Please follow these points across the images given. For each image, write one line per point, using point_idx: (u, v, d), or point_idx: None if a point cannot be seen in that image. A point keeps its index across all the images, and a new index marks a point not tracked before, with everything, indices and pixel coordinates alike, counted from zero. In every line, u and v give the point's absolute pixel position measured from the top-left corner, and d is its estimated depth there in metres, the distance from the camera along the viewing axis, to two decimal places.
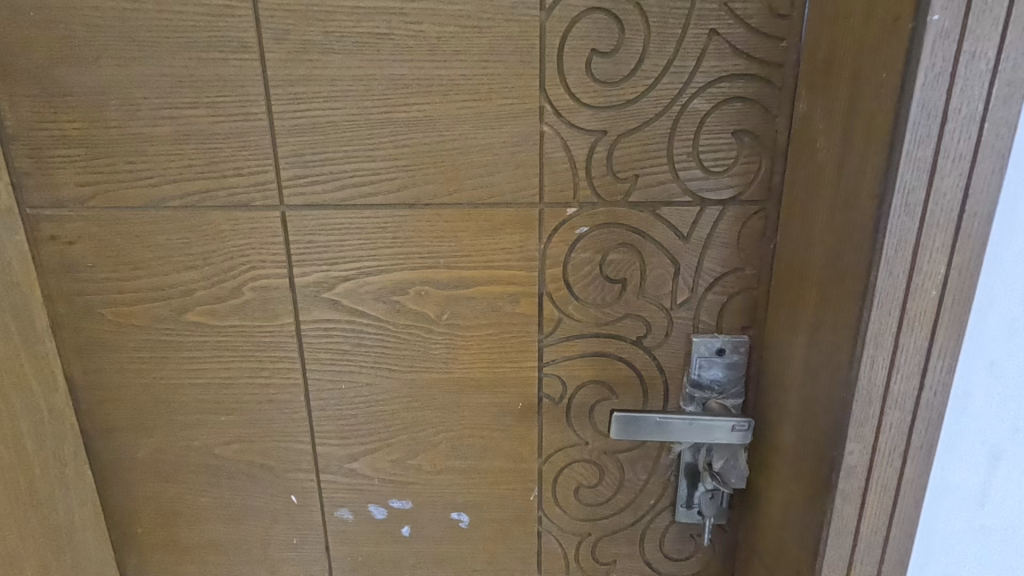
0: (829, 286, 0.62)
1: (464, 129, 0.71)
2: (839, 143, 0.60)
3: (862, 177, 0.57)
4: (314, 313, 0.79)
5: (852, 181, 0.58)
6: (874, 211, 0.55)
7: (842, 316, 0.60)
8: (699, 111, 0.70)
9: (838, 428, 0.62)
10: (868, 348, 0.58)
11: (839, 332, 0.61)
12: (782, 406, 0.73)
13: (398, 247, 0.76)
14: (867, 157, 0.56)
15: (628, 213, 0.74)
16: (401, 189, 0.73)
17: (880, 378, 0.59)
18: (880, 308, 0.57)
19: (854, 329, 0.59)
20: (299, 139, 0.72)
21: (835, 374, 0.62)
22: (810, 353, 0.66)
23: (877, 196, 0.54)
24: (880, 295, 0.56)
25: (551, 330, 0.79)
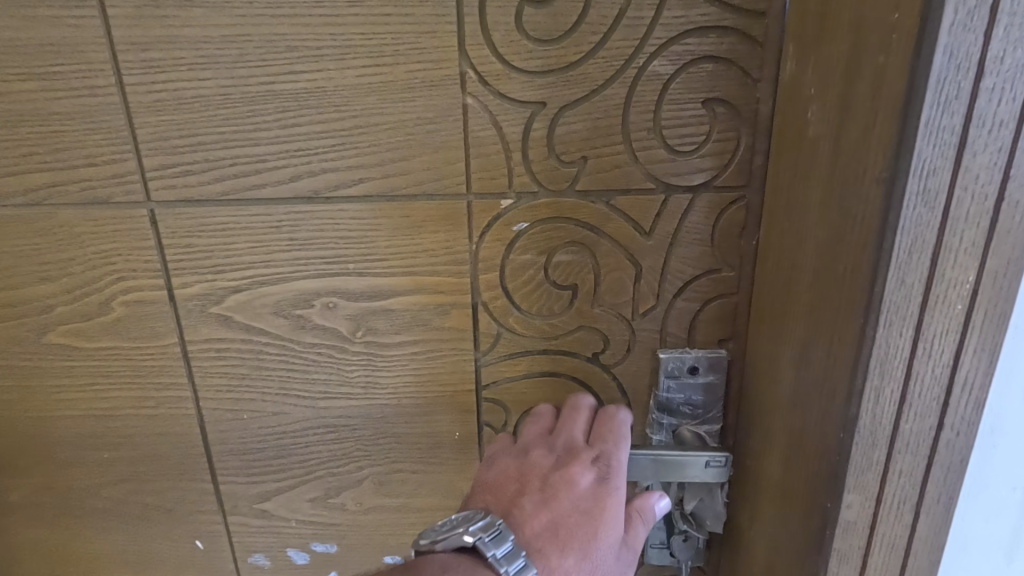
0: (821, 298, 0.49)
1: (367, 103, 0.57)
2: (835, 111, 0.46)
3: (865, 155, 0.43)
4: (203, 331, 0.65)
5: (853, 161, 0.44)
6: (881, 202, 0.41)
7: (838, 335, 0.47)
8: (659, 75, 0.56)
9: (833, 477, 0.49)
10: (871, 380, 0.45)
11: (833, 355, 0.48)
12: (766, 437, 0.60)
13: (297, 250, 0.62)
14: (871, 130, 0.42)
15: (577, 205, 0.60)
16: (294, 180, 0.59)
17: (886, 415, 0.46)
18: (887, 329, 0.43)
19: (853, 353, 0.45)
20: (161, 119, 0.57)
21: (830, 407, 0.49)
22: (798, 377, 0.53)
23: (886, 179, 0.41)
24: (888, 311, 0.43)
25: (489, 347, 0.66)
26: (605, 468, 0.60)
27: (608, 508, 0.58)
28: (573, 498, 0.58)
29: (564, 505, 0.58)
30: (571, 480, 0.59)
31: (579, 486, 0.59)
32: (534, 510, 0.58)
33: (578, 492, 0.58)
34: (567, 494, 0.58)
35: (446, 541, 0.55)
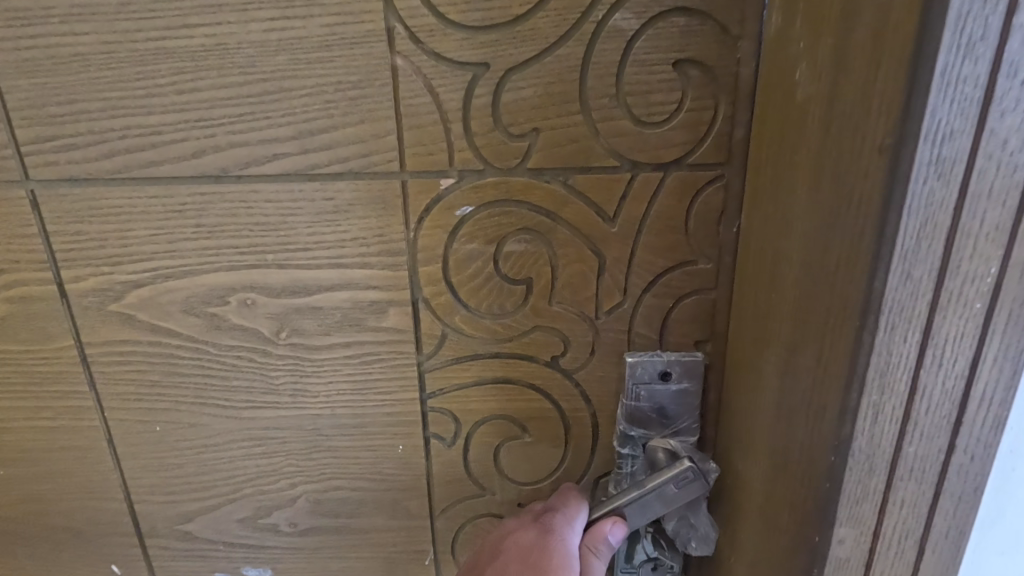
0: (809, 296, 0.41)
1: (277, 63, 0.48)
2: (829, 67, 0.38)
3: (864, 118, 0.34)
4: (102, 333, 0.56)
5: (850, 127, 0.36)
6: (883, 175, 0.33)
7: (829, 340, 0.39)
8: (623, 32, 0.47)
9: (821, 508, 0.41)
10: (868, 394, 0.37)
11: (824, 363, 0.39)
12: (748, 454, 0.52)
13: (206, 238, 0.53)
14: (872, 87, 0.33)
15: (529, 185, 0.52)
16: (197, 156, 0.50)
17: (886, 436, 0.38)
18: (889, 334, 0.35)
19: (847, 363, 0.37)
20: (33, 81, 0.48)
21: (819, 425, 0.41)
22: (782, 389, 0.45)
23: (889, 147, 0.32)
24: (891, 311, 0.35)
25: (434, 349, 0.58)
26: (548, 524, 0.56)
27: (555, 554, 0.54)
28: (520, 556, 0.55)
29: (514, 566, 0.55)
30: (516, 540, 0.57)
31: (525, 543, 0.56)
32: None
33: (525, 551, 0.55)
34: (516, 559, 0.55)
35: None
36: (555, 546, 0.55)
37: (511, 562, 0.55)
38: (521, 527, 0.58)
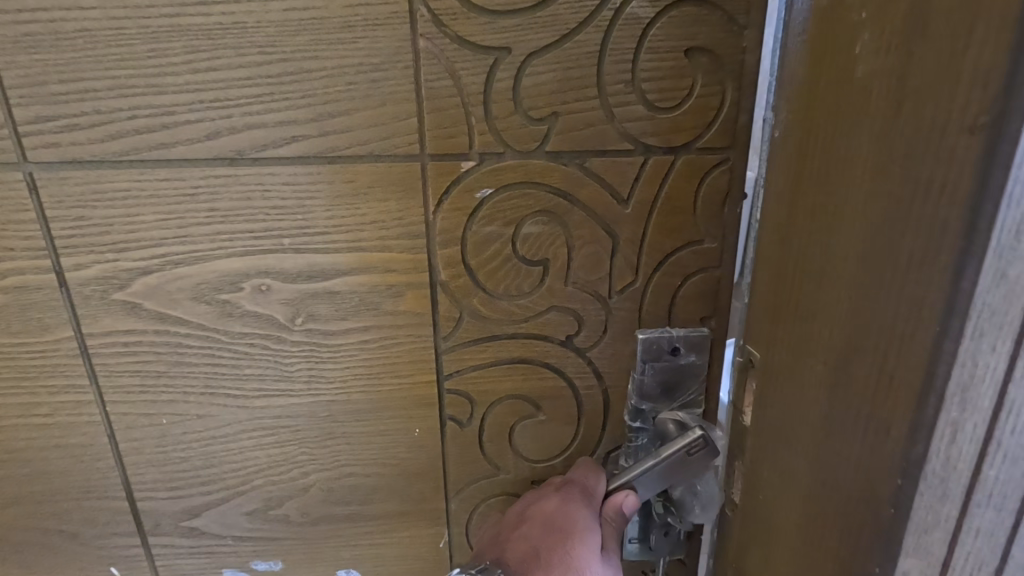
0: (883, 303, 0.31)
1: (298, 43, 0.48)
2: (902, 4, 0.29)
3: (951, 75, 0.27)
4: (104, 323, 0.54)
5: (930, 87, 0.28)
6: (978, 152, 0.26)
7: (899, 361, 0.30)
8: (639, 20, 0.49)
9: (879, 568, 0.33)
10: (947, 409, 0.29)
11: (891, 392, 0.31)
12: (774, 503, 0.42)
13: (219, 223, 0.52)
14: (962, 35, 0.26)
15: (547, 168, 0.53)
16: (212, 138, 0.49)
17: (975, 479, 0.30)
18: (983, 351, 0.27)
19: (923, 391, 0.29)
20: (33, 58, 0.46)
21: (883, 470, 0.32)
22: (849, 420, 0.34)
23: (997, 109, 0.25)
24: (985, 322, 0.27)
25: (450, 332, 0.58)
26: (570, 490, 0.59)
27: (578, 516, 0.57)
28: (544, 520, 0.57)
29: (538, 529, 0.57)
30: (540, 506, 0.59)
31: (548, 508, 0.58)
32: (514, 549, 0.56)
33: (549, 515, 0.57)
34: (540, 523, 0.57)
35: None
36: (578, 509, 0.57)
37: (536, 526, 0.57)
38: (543, 496, 0.60)
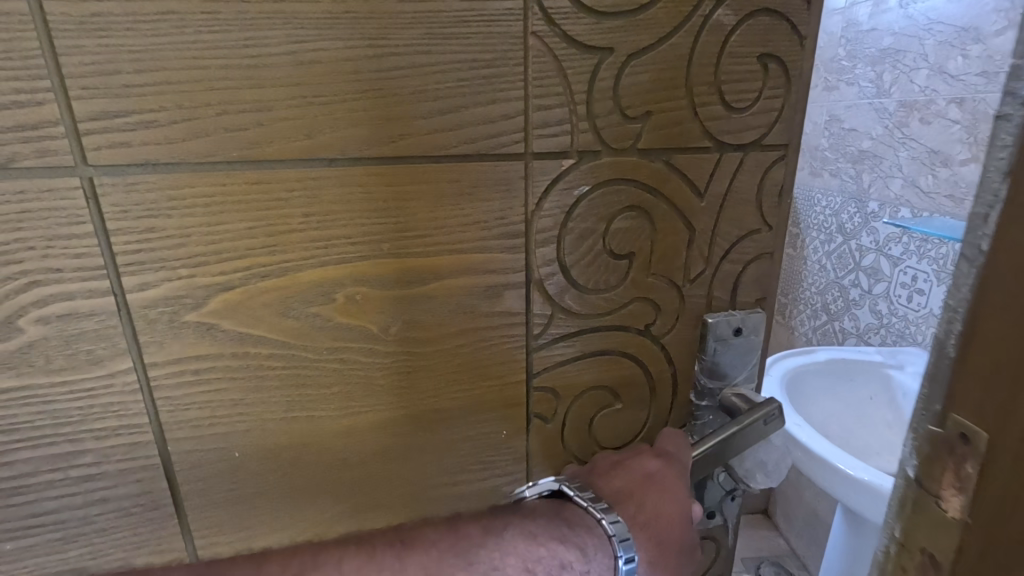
0: None
1: (412, 36, 0.45)
2: None
3: None
4: (172, 349, 0.47)
5: None
6: None
7: None
8: (723, 26, 0.53)
9: None
10: None
11: None
12: None
13: (314, 229, 0.48)
14: None
15: (638, 165, 0.56)
16: (312, 137, 0.45)
17: None
18: None
19: None
20: (102, 42, 0.39)
21: None
22: None
23: None
24: None
25: (542, 329, 0.59)
26: (671, 456, 0.62)
27: (675, 482, 0.60)
28: (643, 475, 0.61)
29: (635, 482, 0.60)
30: (640, 462, 0.62)
31: (648, 466, 0.61)
32: (606, 485, 0.60)
33: (648, 471, 0.61)
34: (638, 478, 0.61)
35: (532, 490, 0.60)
36: (676, 474, 0.61)
37: (634, 477, 0.61)
38: (642, 455, 0.63)
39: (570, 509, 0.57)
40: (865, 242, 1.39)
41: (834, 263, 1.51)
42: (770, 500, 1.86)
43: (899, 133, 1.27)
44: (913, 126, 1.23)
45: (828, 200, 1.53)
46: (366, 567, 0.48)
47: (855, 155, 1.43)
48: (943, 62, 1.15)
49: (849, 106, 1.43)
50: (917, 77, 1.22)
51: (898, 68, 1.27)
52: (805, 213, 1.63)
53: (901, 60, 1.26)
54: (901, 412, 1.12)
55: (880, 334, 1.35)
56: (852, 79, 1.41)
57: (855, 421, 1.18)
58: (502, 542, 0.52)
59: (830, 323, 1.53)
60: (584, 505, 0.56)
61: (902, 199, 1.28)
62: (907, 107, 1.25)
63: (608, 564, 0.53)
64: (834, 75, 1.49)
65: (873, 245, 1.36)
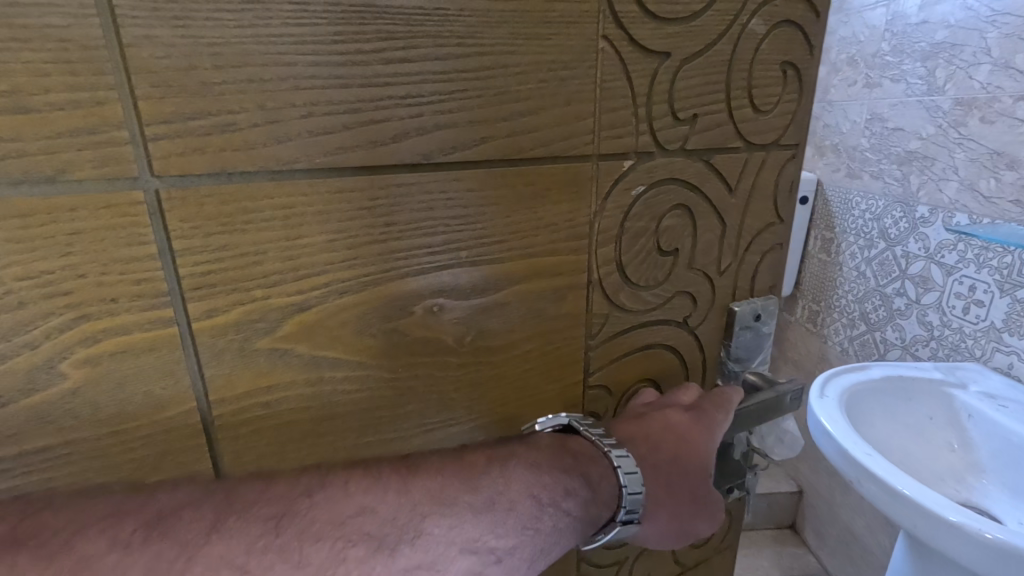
0: None
1: (497, 35, 0.44)
2: None
3: None
4: (242, 380, 0.42)
5: None
6: None
7: None
8: (756, 35, 0.58)
9: None
10: None
11: None
12: None
13: (395, 240, 0.44)
14: None
15: (685, 164, 0.58)
16: (399, 140, 0.42)
17: None
18: None
19: None
20: (178, 32, 0.33)
21: None
22: None
23: None
24: None
25: (599, 328, 0.59)
26: (697, 416, 0.60)
27: (693, 439, 0.58)
28: (664, 427, 0.59)
29: (655, 432, 0.58)
30: (665, 415, 0.60)
31: (672, 421, 0.59)
32: (626, 430, 0.58)
33: (670, 424, 0.59)
34: (659, 429, 0.59)
35: (549, 422, 0.57)
36: (696, 433, 0.59)
37: (655, 427, 0.59)
38: (669, 409, 0.61)
39: (577, 442, 0.54)
40: (913, 250, 1.27)
41: (874, 271, 1.40)
42: (797, 513, 1.78)
43: (955, 134, 1.13)
44: (971, 125, 1.09)
45: (868, 203, 1.40)
46: (374, 490, 0.41)
47: (901, 156, 1.27)
48: (1012, 56, 1.01)
49: (895, 104, 1.28)
50: (977, 73, 1.08)
51: (953, 63, 1.13)
52: (840, 217, 1.50)
53: (958, 55, 1.12)
54: (965, 433, 0.95)
55: (931, 348, 1.24)
56: (899, 75, 1.27)
57: (914, 441, 0.98)
58: (506, 470, 0.46)
59: (870, 333, 1.42)
60: (593, 439, 0.54)
61: (958, 204, 1.14)
62: (964, 105, 1.10)
63: (612, 494, 0.52)
64: (876, 72, 1.34)
65: (922, 252, 1.25)
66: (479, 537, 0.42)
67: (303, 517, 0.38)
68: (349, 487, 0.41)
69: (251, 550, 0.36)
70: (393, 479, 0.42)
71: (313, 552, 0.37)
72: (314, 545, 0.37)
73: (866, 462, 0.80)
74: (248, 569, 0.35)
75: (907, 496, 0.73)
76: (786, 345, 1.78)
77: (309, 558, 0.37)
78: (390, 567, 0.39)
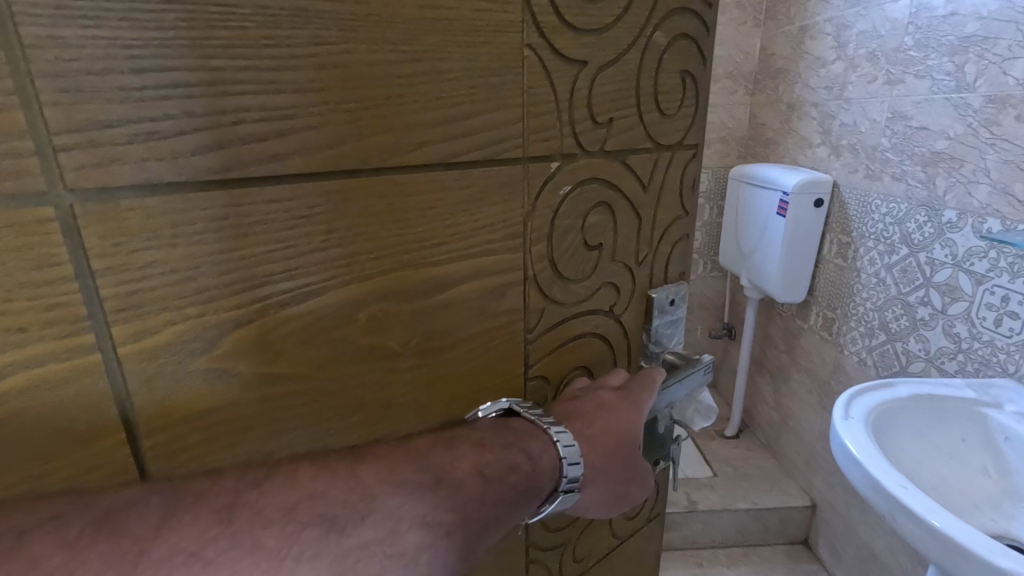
0: None
1: (429, 43, 0.45)
2: None
3: None
4: (176, 405, 0.39)
5: None
6: None
7: None
8: (659, 46, 0.63)
9: None
10: None
11: None
12: None
13: (338, 247, 0.44)
14: None
15: (605, 164, 0.63)
16: (338, 146, 0.42)
17: None
18: None
19: None
20: (88, 34, 0.31)
21: None
22: None
23: None
24: None
25: (537, 323, 0.63)
26: (626, 391, 0.66)
27: (624, 412, 0.64)
28: (599, 403, 0.64)
29: (592, 409, 0.63)
30: (599, 393, 0.65)
31: (605, 397, 0.65)
32: (566, 409, 0.63)
33: (603, 400, 0.64)
34: (595, 406, 0.63)
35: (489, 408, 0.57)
36: (626, 406, 0.65)
37: (590, 403, 0.63)
38: (602, 387, 0.66)
39: (517, 422, 0.56)
40: (939, 256, 1.33)
41: (896, 277, 1.47)
42: (809, 528, 1.88)
43: (987, 134, 1.18)
44: (1006, 124, 1.14)
45: (889, 207, 1.47)
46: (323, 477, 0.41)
47: (927, 157, 1.33)
48: None
49: (920, 102, 1.34)
50: (1012, 69, 1.12)
51: (985, 57, 1.18)
52: (859, 221, 1.59)
53: (991, 49, 1.16)
54: (1000, 458, 1.02)
55: (957, 361, 1.30)
56: (924, 71, 1.33)
57: (948, 465, 1.07)
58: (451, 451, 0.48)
59: (891, 344, 1.49)
60: (531, 418, 0.57)
61: (990, 208, 1.19)
62: (997, 103, 1.16)
63: (551, 466, 0.55)
64: (900, 68, 1.41)
65: (949, 258, 1.30)
66: (430, 513, 0.43)
67: (253, 505, 0.37)
68: (298, 476, 0.40)
69: (200, 538, 0.35)
70: (342, 466, 0.42)
71: (264, 536, 0.37)
72: (266, 529, 0.37)
73: (901, 496, 0.82)
74: (202, 557, 0.35)
75: (943, 531, 0.76)
76: (798, 354, 1.90)
77: (262, 541, 0.37)
78: (342, 545, 0.39)
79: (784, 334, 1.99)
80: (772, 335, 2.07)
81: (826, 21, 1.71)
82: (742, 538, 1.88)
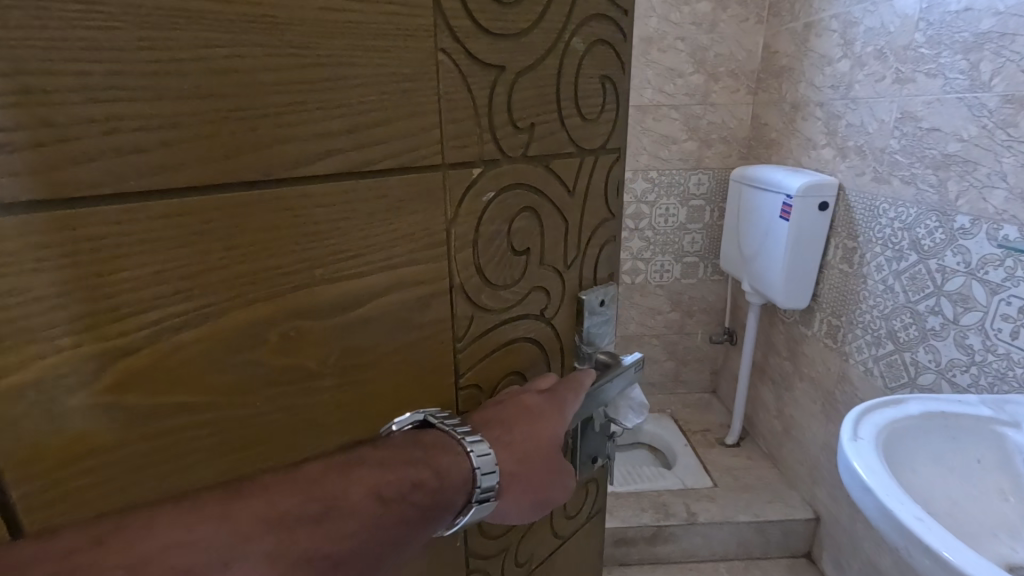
0: None
1: (333, 47, 0.42)
2: None
3: None
4: (48, 450, 0.35)
5: None
6: None
7: None
8: (578, 52, 0.64)
9: None
10: None
11: None
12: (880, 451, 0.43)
13: (239, 265, 0.41)
14: None
15: (528, 169, 0.63)
16: (234, 156, 0.39)
17: None
18: None
19: None
20: None
21: None
22: None
23: None
24: None
25: (465, 331, 0.61)
26: (552, 397, 0.67)
27: (548, 419, 0.65)
28: (526, 409, 0.64)
29: (518, 415, 0.63)
30: (526, 399, 0.65)
31: (532, 403, 0.65)
32: (492, 415, 0.62)
33: (530, 406, 0.64)
34: (521, 412, 0.63)
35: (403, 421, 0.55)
36: (552, 413, 0.65)
37: (517, 409, 0.63)
38: (528, 393, 0.66)
39: (431, 433, 0.54)
40: (950, 263, 1.40)
41: (905, 285, 1.54)
42: (813, 542, 1.96)
43: (1003, 135, 1.23)
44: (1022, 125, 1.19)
45: (897, 211, 1.55)
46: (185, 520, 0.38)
47: (937, 160, 1.40)
48: None
49: (932, 102, 1.41)
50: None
51: (1003, 55, 1.22)
52: (865, 227, 1.68)
53: (1008, 46, 1.21)
54: (1017, 477, 0.99)
55: (970, 373, 1.35)
56: (937, 69, 1.40)
57: (953, 483, 1.04)
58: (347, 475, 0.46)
59: (899, 354, 1.56)
60: (446, 429, 0.55)
61: (1006, 214, 1.24)
62: (1013, 104, 1.21)
63: (462, 476, 0.54)
64: (911, 65, 1.48)
65: (962, 266, 1.36)
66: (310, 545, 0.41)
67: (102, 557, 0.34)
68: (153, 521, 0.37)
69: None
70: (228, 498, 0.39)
71: None
72: None
73: (919, 529, 0.78)
74: None
75: (959, 566, 0.72)
76: (801, 361, 2.01)
77: None
78: None
79: (788, 344, 2.10)
80: (775, 342, 2.19)
81: (831, 17, 1.81)
82: (743, 551, 1.96)
